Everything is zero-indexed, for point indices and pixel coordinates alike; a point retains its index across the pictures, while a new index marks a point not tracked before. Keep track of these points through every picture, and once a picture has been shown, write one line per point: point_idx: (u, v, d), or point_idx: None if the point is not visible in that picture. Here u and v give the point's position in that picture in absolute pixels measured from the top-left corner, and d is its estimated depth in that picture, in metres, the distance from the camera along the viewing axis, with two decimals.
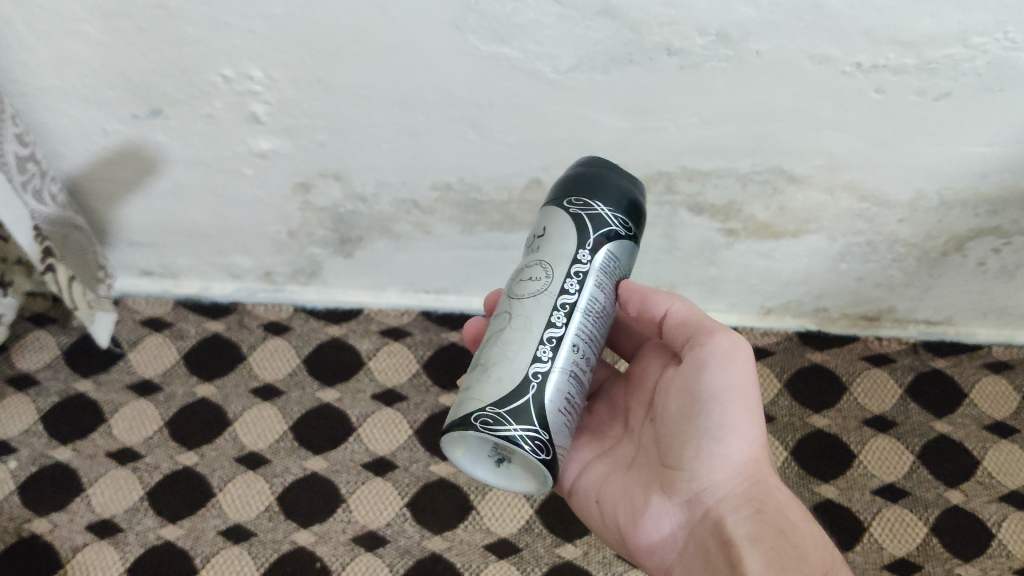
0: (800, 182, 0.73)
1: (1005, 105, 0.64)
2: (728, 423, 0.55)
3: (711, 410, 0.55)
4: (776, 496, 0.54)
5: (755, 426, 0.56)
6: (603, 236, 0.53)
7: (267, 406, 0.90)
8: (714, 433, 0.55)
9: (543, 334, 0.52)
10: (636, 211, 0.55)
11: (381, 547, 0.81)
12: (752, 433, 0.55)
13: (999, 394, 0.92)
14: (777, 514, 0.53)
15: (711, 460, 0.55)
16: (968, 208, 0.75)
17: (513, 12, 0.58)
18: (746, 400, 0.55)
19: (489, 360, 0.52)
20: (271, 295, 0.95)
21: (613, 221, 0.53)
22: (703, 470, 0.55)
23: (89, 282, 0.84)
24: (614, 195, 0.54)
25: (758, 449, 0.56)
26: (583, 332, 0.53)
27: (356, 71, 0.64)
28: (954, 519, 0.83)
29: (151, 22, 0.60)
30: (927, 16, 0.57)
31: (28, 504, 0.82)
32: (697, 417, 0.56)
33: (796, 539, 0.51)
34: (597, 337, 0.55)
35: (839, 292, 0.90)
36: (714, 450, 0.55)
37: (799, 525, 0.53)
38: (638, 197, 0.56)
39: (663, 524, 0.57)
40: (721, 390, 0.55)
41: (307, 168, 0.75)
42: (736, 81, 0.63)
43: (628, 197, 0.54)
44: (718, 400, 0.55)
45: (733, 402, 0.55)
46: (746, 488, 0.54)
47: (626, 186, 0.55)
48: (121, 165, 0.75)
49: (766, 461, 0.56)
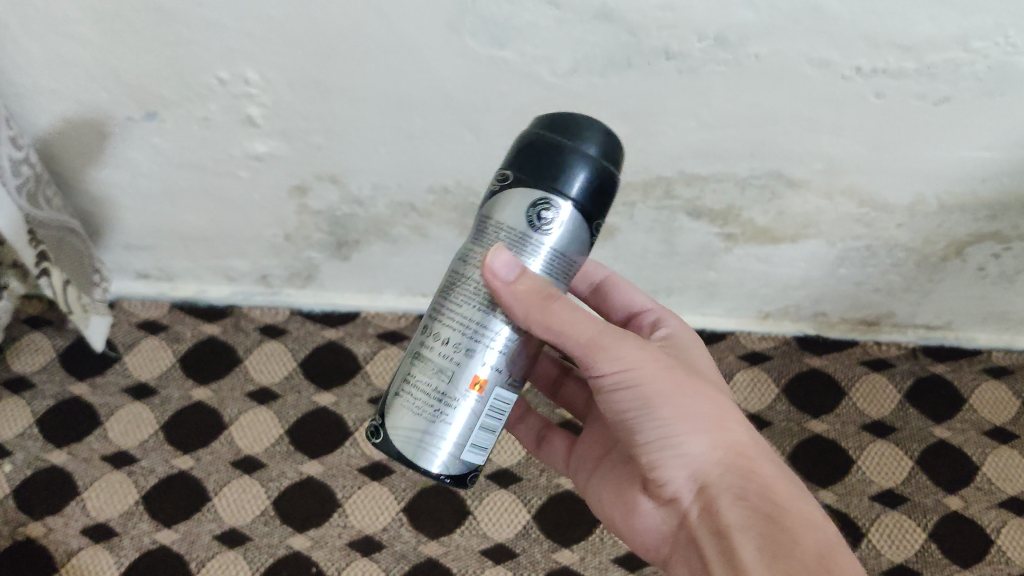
0: (798, 186, 0.73)
1: (1006, 109, 0.63)
2: (674, 428, 0.51)
3: (650, 421, 0.51)
4: (755, 476, 0.50)
5: (707, 415, 0.52)
6: (487, 199, 0.48)
7: (263, 410, 0.90)
8: (662, 441, 0.51)
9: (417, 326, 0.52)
10: (531, 164, 0.46)
11: (377, 552, 0.80)
12: (706, 423, 0.51)
13: (998, 399, 0.92)
14: (760, 496, 0.49)
15: (672, 466, 0.52)
16: (968, 213, 0.75)
17: (511, 14, 0.58)
18: (681, 398, 0.51)
19: None
20: (267, 299, 0.94)
21: (498, 182, 0.47)
22: (667, 476, 0.52)
23: (85, 286, 0.83)
24: (510, 154, 0.48)
25: (709, 438, 0.51)
26: (432, 314, 0.49)
27: (353, 73, 0.64)
28: (953, 524, 0.82)
29: (147, 25, 0.60)
30: (927, 20, 0.56)
31: (23, 508, 0.81)
32: (640, 432, 0.52)
33: (782, 519, 0.48)
34: (451, 309, 0.48)
35: (838, 297, 0.90)
36: (666, 457, 0.52)
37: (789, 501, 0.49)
38: (545, 144, 0.46)
39: (657, 525, 0.56)
40: (652, 402, 0.51)
41: (304, 171, 0.74)
42: (736, 85, 0.63)
43: (525, 151, 0.46)
44: (646, 410, 0.51)
45: (674, 408, 0.51)
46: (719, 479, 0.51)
47: (532, 139, 0.47)
48: (116, 167, 0.75)
49: (723, 446, 0.51)
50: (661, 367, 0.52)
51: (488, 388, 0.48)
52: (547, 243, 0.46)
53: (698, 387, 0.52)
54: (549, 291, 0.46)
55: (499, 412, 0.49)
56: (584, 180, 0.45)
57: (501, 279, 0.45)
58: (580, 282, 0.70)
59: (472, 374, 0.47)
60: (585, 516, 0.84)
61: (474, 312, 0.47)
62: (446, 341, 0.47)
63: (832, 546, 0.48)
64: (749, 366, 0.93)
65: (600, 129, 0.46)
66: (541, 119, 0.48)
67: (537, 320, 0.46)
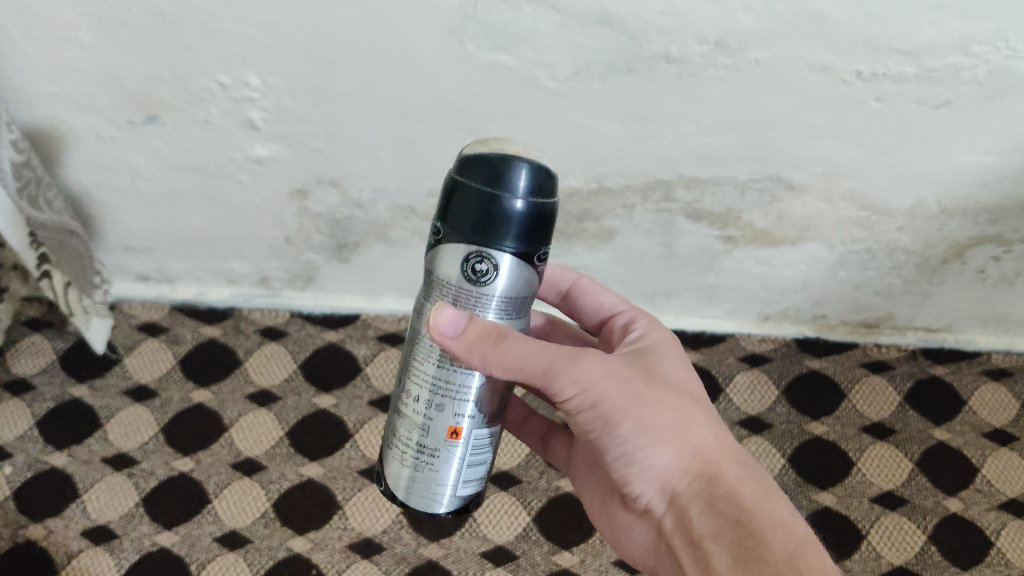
0: (798, 190, 0.73)
1: (1006, 114, 0.63)
2: (636, 444, 0.50)
3: (614, 439, 0.50)
4: (723, 481, 0.49)
5: (670, 425, 0.50)
6: (428, 253, 0.47)
7: (263, 412, 0.90)
8: (627, 457, 0.50)
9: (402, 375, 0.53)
10: (464, 218, 0.43)
11: (377, 554, 0.80)
12: (667, 435, 0.50)
13: (998, 401, 0.92)
14: (728, 502, 0.48)
15: (642, 480, 0.51)
16: (969, 217, 0.75)
17: (511, 20, 0.58)
18: (640, 411, 0.50)
19: None
20: (267, 300, 0.95)
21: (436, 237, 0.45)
22: (638, 489, 0.51)
23: (85, 288, 0.83)
24: (440, 204, 0.45)
25: (673, 449, 0.50)
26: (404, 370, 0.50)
27: (354, 78, 0.64)
28: (953, 526, 0.82)
29: (148, 29, 0.60)
30: (927, 25, 0.56)
31: (23, 510, 0.80)
32: (606, 448, 0.51)
33: (750, 525, 0.46)
34: (417, 367, 0.48)
35: (837, 300, 0.90)
36: (634, 472, 0.51)
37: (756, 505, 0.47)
38: (475, 196, 0.42)
39: (643, 532, 0.55)
40: (613, 420, 0.49)
41: (304, 175, 0.74)
42: (736, 89, 0.63)
43: (457, 203, 0.43)
44: (609, 428, 0.50)
45: (635, 424, 0.49)
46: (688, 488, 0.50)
47: (461, 187, 0.43)
48: (116, 170, 0.75)
49: (688, 455, 0.50)
50: (616, 382, 0.50)
51: (466, 434, 0.48)
52: (493, 293, 0.44)
53: (657, 396, 0.50)
54: (498, 332, 0.44)
55: (483, 453, 0.50)
56: (516, 225, 0.42)
57: (447, 337, 0.44)
58: (550, 290, 0.68)
59: (446, 424, 0.47)
60: (586, 518, 0.84)
61: (437, 368, 0.47)
62: (417, 397, 0.48)
63: (802, 544, 0.46)
64: (748, 368, 0.93)
65: (524, 163, 0.42)
66: (462, 159, 0.44)
67: (488, 363, 0.45)
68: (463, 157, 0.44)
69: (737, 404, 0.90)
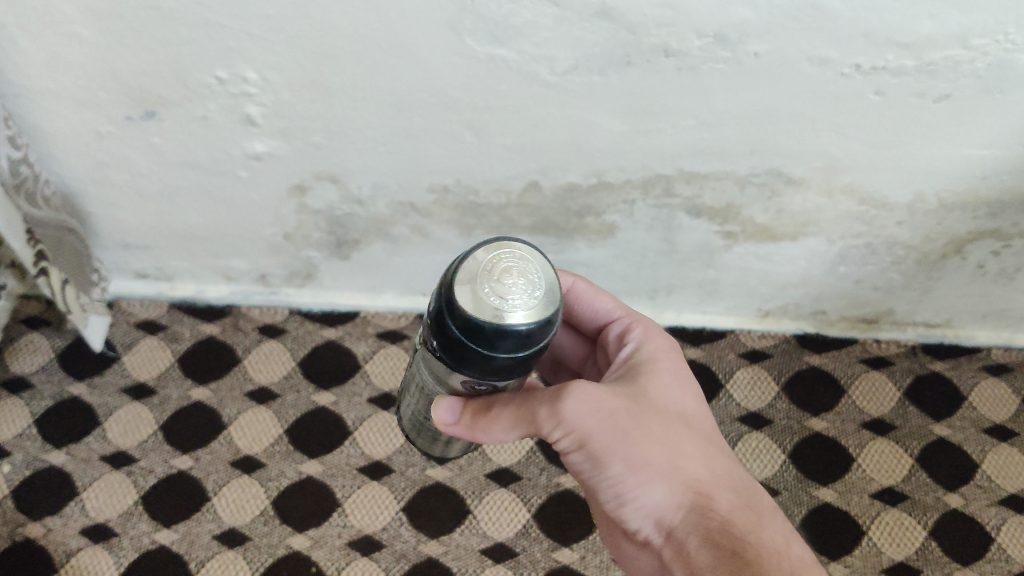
0: (798, 184, 0.73)
1: (1005, 107, 0.63)
2: (627, 480, 0.50)
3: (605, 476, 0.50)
4: (716, 513, 0.50)
5: (659, 459, 0.50)
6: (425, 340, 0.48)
7: (263, 409, 0.89)
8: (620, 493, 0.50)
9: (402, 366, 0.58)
10: (455, 355, 0.43)
11: (377, 552, 0.81)
12: (659, 469, 0.50)
13: (997, 396, 0.92)
14: (722, 534, 0.49)
15: (637, 515, 0.51)
16: (967, 211, 0.75)
17: (510, 13, 0.58)
18: (629, 447, 0.50)
19: None
20: (266, 297, 0.94)
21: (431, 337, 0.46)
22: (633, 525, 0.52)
23: (83, 285, 0.83)
24: (431, 319, 0.44)
25: (665, 484, 0.50)
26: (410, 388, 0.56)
27: (352, 73, 0.64)
28: (953, 522, 0.83)
29: (144, 24, 0.60)
30: (927, 18, 0.56)
31: (22, 508, 0.81)
32: (597, 485, 0.51)
33: (744, 556, 0.48)
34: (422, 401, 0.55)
35: (837, 295, 0.90)
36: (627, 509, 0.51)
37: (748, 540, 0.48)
38: (467, 348, 0.41)
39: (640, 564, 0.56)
40: (606, 462, 0.50)
41: (303, 171, 0.74)
42: (735, 82, 0.62)
43: (448, 341, 0.42)
44: (600, 465, 0.50)
45: (628, 463, 0.50)
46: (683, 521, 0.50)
47: (452, 329, 0.41)
48: (114, 166, 0.75)
49: (682, 488, 0.50)
50: (605, 422, 0.49)
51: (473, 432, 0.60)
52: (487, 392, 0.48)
53: (648, 432, 0.50)
54: (484, 407, 0.49)
55: None
56: (502, 375, 0.43)
57: (448, 418, 0.51)
58: None
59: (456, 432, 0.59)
60: (586, 515, 0.84)
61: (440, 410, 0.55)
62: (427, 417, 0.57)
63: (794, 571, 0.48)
64: (749, 365, 0.93)
65: (520, 321, 0.40)
66: (453, 298, 0.41)
67: (485, 430, 0.50)
68: (455, 291, 0.41)
69: (737, 400, 0.91)
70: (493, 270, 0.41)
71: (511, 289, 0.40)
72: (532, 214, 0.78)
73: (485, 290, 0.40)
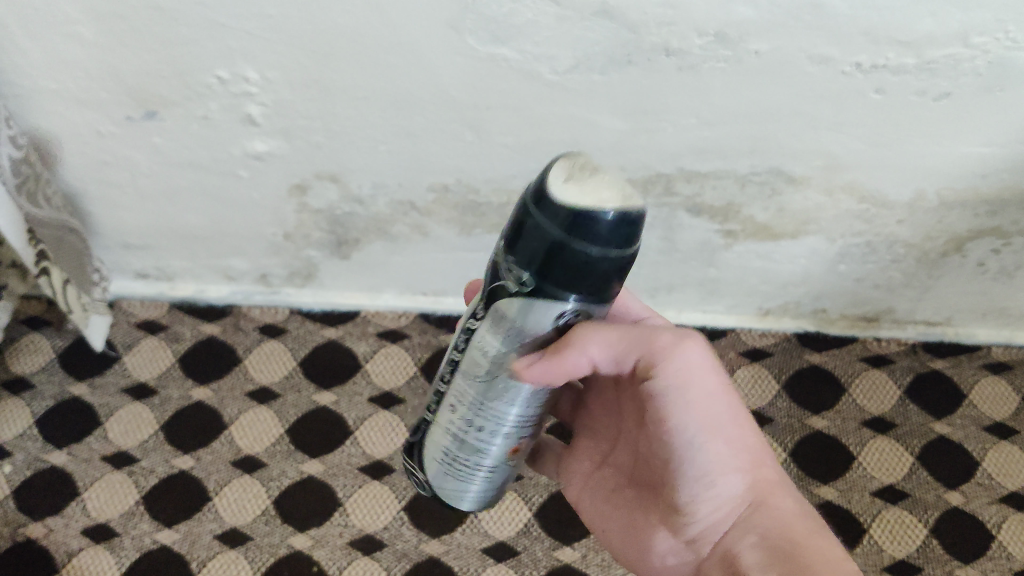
0: (798, 183, 0.73)
1: (1005, 105, 0.63)
2: (716, 457, 0.51)
3: (696, 445, 0.50)
4: (777, 513, 0.51)
5: (742, 449, 0.52)
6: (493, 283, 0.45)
7: (263, 409, 0.89)
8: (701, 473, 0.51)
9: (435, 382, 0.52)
10: (547, 264, 0.40)
11: (378, 551, 0.81)
12: (743, 458, 0.51)
13: (998, 394, 0.92)
14: (784, 537, 0.50)
15: (700, 498, 0.52)
16: (968, 209, 0.75)
17: (511, 13, 0.58)
18: (729, 427, 0.51)
19: None
20: (266, 298, 0.94)
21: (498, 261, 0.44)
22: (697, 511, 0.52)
23: (84, 285, 0.83)
24: (511, 233, 0.42)
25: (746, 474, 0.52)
26: (458, 393, 0.49)
27: (352, 72, 0.64)
28: (954, 520, 0.83)
29: (146, 24, 0.60)
30: (927, 16, 0.56)
31: (23, 508, 0.81)
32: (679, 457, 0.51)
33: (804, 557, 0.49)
34: (476, 400, 0.48)
35: (837, 293, 0.90)
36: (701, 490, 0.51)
37: (808, 544, 0.49)
38: (562, 247, 0.39)
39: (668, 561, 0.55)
40: (693, 427, 0.50)
41: (304, 170, 0.74)
42: (735, 81, 0.62)
43: (540, 250, 0.40)
44: (695, 435, 0.50)
45: (712, 434, 0.50)
46: (743, 515, 0.52)
47: (543, 230, 0.40)
48: (115, 166, 0.75)
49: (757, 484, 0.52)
50: (710, 387, 0.50)
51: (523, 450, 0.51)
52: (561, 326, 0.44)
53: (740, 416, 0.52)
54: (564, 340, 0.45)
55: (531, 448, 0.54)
56: (598, 280, 0.41)
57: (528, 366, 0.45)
58: None
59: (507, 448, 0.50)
60: None
61: (501, 404, 0.48)
62: (479, 428, 0.49)
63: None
64: (749, 363, 0.93)
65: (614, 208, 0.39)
66: (544, 198, 0.40)
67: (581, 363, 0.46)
68: (543, 192, 0.40)
69: None
70: (577, 169, 0.41)
71: (599, 181, 0.40)
72: None
73: (575, 184, 0.40)
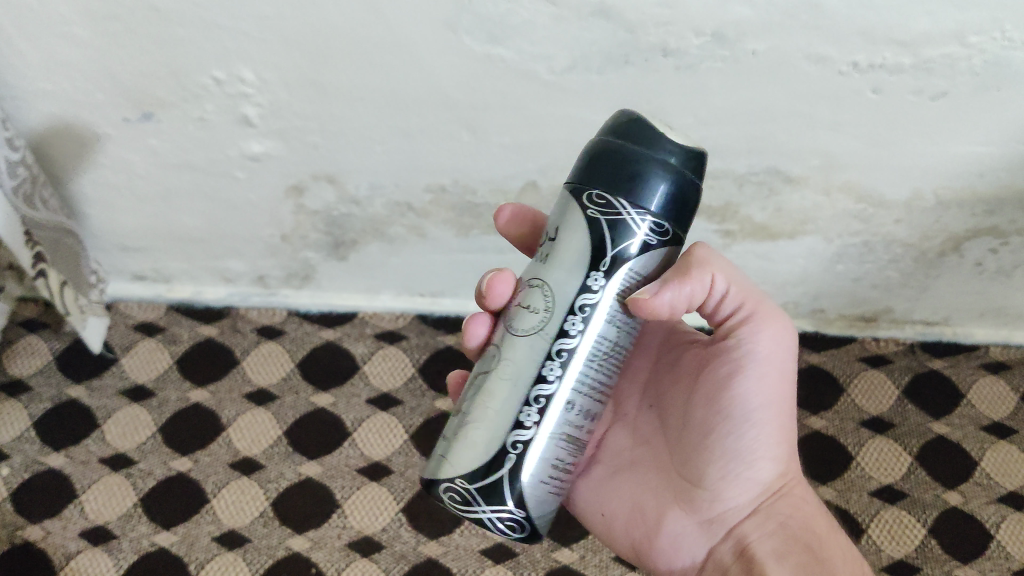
0: (795, 182, 0.73)
1: (1002, 104, 0.63)
2: (765, 438, 0.55)
3: (753, 421, 0.55)
4: (799, 507, 0.55)
5: (784, 441, 0.56)
6: (610, 245, 0.46)
7: (261, 411, 0.89)
8: (749, 452, 0.55)
9: (531, 393, 0.48)
10: (674, 205, 0.45)
11: (376, 553, 0.81)
12: (783, 449, 0.56)
13: (997, 393, 0.91)
14: (804, 530, 0.54)
15: (738, 476, 0.55)
16: (965, 208, 0.75)
17: (508, 12, 0.58)
18: (781, 414, 0.56)
19: (465, 420, 0.49)
20: (264, 299, 0.94)
21: (594, 206, 0.46)
22: (731, 489, 0.55)
23: (81, 287, 0.83)
24: (626, 191, 0.45)
25: (783, 464, 0.56)
26: (579, 386, 0.48)
27: (348, 73, 0.63)
28: (953, 520, 0.83)
29: (142, 24, 0.60)
30: (923, 14, 0.56)
31: (20, 511, 0.81)
32: (736, 430, 0.55)
33: (820, 552, 0.53)
34: (600, 381, 0.49)
35: (835, 293, 0.90)
36: (745, 469, 0.55)
37: (822, 539, 0.55)
38: (684, 187, 0.45)
39: (678, 540, 0.57)
40: (759, 402, 0.55)
41: (300, 171, 0.74)
42: (732, 81, 0.62)
43: (666, 196, 0.45)
44: (755, 412, 0.55)
45: (766, 414, 0.55)
46: (768, 503, 0.55)
47: (664, 177, 0.44)
48: (112, 168, 0.75)
49: (789, 474, 0.57)
50: (778, 373, 0.56)
51: None
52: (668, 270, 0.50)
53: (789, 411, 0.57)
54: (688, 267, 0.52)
55: None
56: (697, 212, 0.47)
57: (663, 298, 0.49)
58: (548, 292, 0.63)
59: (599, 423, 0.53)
60: None
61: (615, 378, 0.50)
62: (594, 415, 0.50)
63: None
64: None
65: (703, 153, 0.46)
66: (658, 151, 0.44)
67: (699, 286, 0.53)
68: (649, 148, 0.44)
69: None
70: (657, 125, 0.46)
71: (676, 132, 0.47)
72: None
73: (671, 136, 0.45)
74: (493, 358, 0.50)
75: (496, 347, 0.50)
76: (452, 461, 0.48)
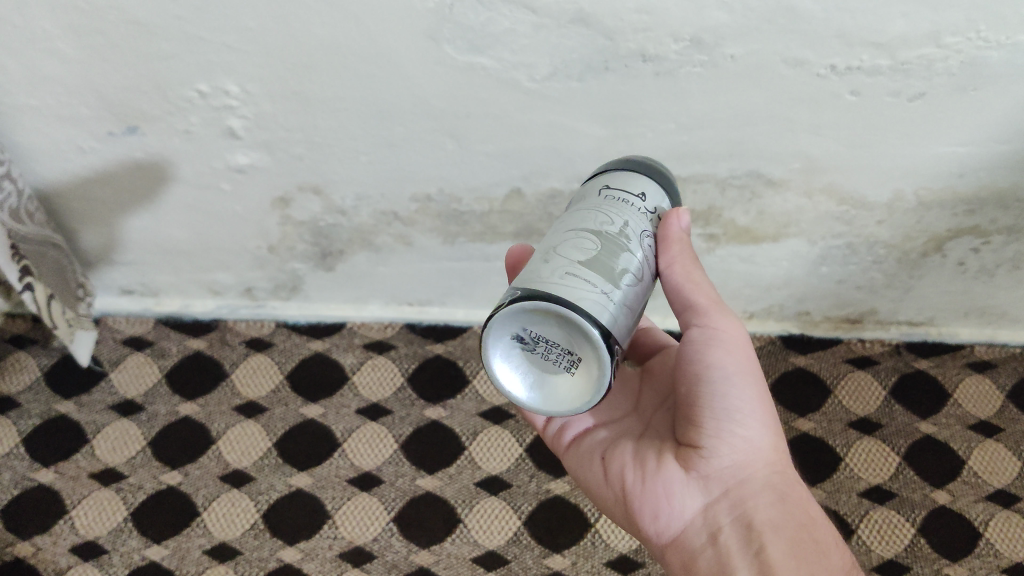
0: (777, 186, 0.73)
1: (979, 104, 0.64)
2: (750, 408, 0.55)
3: (737, 389, 0.55)
4: (793, 486, 0.56)
5: (769, 415, 0.57)
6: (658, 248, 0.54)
7: (251, 423, 0.89)
8: (737, 418, 0.55)
9: (637, 299, 0.51)
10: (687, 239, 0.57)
11: (368, 563, 0.81)
12: (770, 422, 0.57)
13: (982, 392, 0.92)
14: (797, 507, 0.55)
15: (728, 440, 0.55)
16: (947, 208, 0.76)
17: (488, 21, 0.58)
18: (763, 388, 0.56)
19: (600, 274, 0.48)
20: (252, 311, 0.94)
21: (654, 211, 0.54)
22: (723, 452, 0.55)
23: (69, 300, 0.83)
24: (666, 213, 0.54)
25: (772, 436, 0.57)
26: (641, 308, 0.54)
27: (331, 84, 0.64)
28: (941, 519, 0.84)
29: (125, 38, 0.60)
30: (899, 16, 0.57)
31: (11, 527, 0.82)
32: (720, 396, 0.55)
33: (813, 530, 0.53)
34: None
35: (820, 295, 0.90)
36: (737, 433, 0.55)
37: (818, 519, 0.54)
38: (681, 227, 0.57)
39: (672, 495, 0.56)
40: (732, 368, 0.56)
41: (285, 183, 0.75)
42: (711, 86, 0.63)
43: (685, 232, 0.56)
44: (734, 381, 0.55)
45: (745, 382, 0.56)
46: (762, 472, 0.55)
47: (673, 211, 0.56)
48: (97, 182, 0.75)
49: (780, 449, 0.57)
50: (750, 354, 0.57)
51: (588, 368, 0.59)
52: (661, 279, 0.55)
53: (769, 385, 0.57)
54: (687, 240, 0.55)
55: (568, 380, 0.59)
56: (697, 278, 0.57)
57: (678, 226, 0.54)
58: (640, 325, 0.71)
59: None
60: (578, 520, 0.84)
61: None
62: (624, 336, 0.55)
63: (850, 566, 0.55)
64: None
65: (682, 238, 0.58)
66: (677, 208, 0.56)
67: (678, 249, 0.54)
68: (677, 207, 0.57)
69: None
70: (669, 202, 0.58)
71: None
72: (515, 221, 0.79)
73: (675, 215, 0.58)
74: (622, 251, 0.50)
75: (617, 241, 0.50)
76: (596, 302, 0.47)
